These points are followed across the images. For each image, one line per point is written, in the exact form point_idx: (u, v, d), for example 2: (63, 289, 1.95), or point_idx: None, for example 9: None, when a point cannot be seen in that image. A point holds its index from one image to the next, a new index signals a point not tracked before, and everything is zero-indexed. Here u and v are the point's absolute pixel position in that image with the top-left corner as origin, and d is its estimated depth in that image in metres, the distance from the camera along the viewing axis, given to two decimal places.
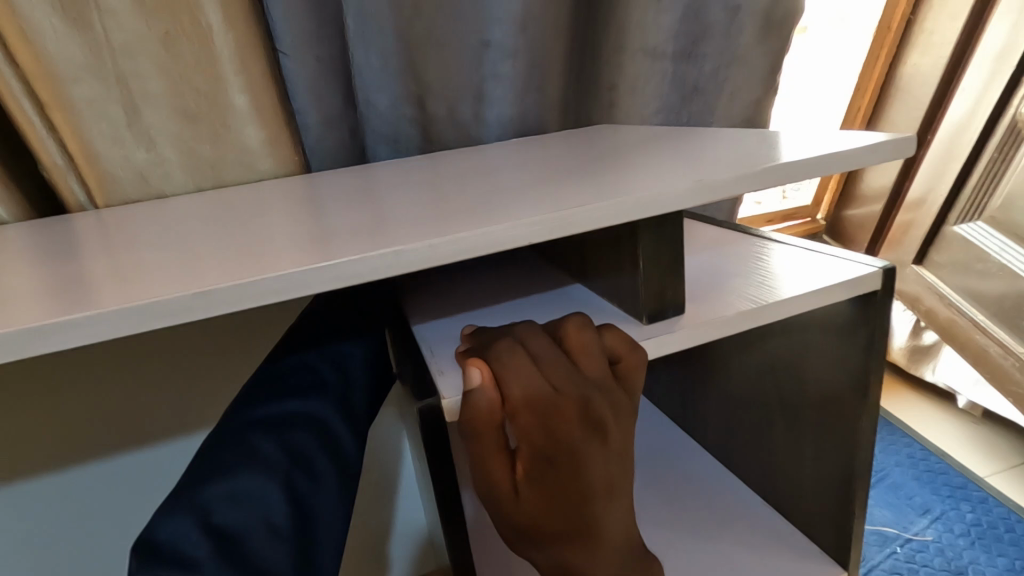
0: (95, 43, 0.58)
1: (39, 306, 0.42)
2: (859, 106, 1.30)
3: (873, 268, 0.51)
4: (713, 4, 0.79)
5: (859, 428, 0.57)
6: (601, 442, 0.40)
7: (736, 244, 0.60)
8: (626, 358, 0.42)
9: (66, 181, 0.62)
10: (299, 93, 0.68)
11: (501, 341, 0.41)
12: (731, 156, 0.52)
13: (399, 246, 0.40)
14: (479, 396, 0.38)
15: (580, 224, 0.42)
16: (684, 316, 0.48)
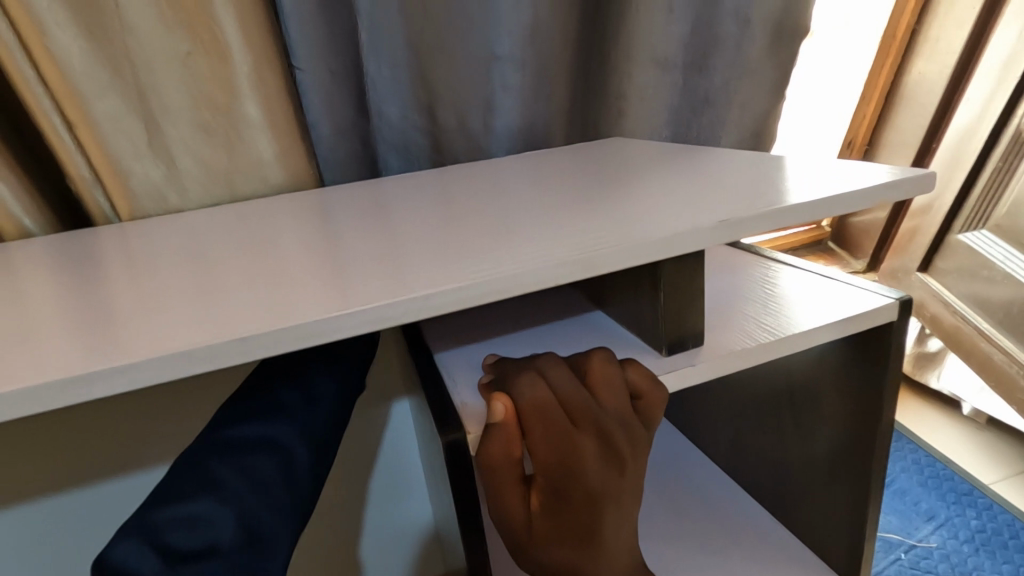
0: (118, 59, 0.59)
1: (70, 323, 0.43)
2: (864, 114, 1.29)
3: (890, 299, 0.52)
4: (724, 17, 0.80)
5: (874, 451, 0.58)
6: (617, 475, 0.41)
7: (750, 269, 0.61)
8: (648, 395, 0.44)
9: (90, 194, 0.64)
10: (312, 105, 0.69)
11: (525, 373, 0.42)
12: (746, 183, 0.52)
13: (429, 292, 0.41)
14: (501, 427, 0.40)
15: (604, 263, 0.44)
16: (703, 347, 0.49)
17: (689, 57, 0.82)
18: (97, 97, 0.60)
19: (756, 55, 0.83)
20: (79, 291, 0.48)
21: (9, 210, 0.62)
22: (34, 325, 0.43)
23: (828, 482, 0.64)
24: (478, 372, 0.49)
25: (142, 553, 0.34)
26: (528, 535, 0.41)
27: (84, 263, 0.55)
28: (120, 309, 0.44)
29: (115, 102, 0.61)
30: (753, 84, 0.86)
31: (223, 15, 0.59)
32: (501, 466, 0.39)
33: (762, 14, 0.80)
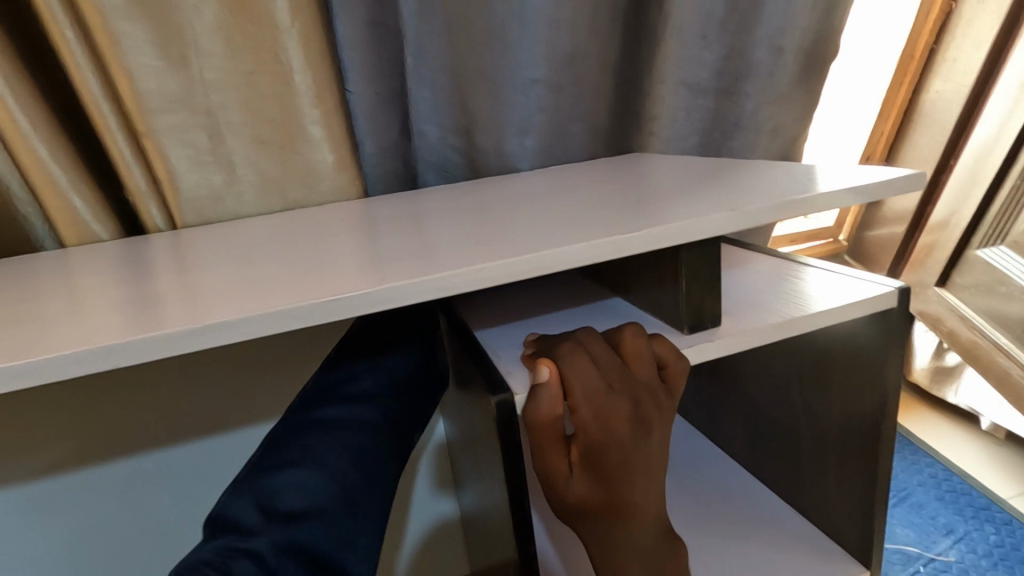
0: (187, 79, 0.65)
1: (137, 320, 0.47)
2: (881, 131, 1.32)
3: (891, 287, 0.55)
4: (757, 48, 0.85)
5: (883, 430, 0.60)
6: (644, 433, 0.45)
7: (764, 266, 0.64)
8: (672, 366, 0.47)
9: (147, 206, 0.69)
10: (360, 123, 0.75)
11: (565, 344, 0.46)
12: (764, 187, 0.58)
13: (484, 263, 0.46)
14: (546, 389, 0.43)
15: (635, 246, 0.48)
16: (719, 327, 0.52)
17: (720, 83, 0.88)
18: (165, 113, 0.65)
19: (785, 81, 0.87)
20: (150, 290, 0.53)
21: (75, 217, 0.68)
22: (112, 319, 0.48)
23: (840, 464, 0.66)
24: (515, 346, 0.53)
25: (249, 511, 0.43)
26: (569, 490, 0.45)
27: (151, 265, 0.60)
28: (194, 303, 0.49)
29: (180, 117, 0.66)
30: (783, 108, 0.89)
31: (287, 40, 0.66)
32: (545, 424, 0.43)
33: (793, 42, 0.84)
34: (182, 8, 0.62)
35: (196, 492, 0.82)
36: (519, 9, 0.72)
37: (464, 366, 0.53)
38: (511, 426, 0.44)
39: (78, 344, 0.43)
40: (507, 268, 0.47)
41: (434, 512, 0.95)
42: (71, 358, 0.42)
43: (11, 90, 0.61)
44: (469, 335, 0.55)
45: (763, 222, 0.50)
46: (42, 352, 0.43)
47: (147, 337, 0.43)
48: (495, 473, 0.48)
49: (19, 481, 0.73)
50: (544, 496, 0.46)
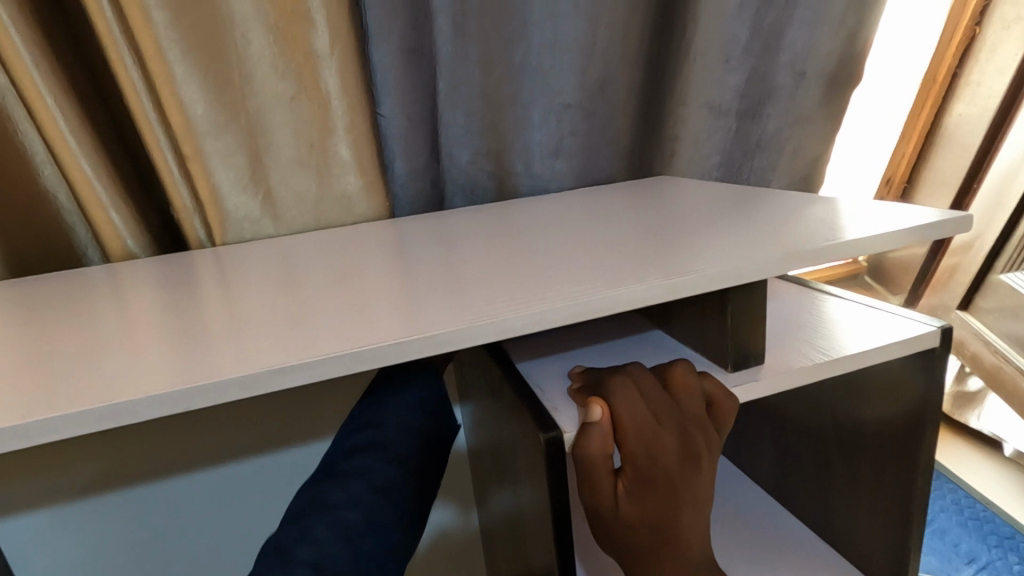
0: (234, 103, 0.67)
1: (176, 344, 0.48)
2: (903, 154, 1.31)
3: (933, 327, 0.56)
4: (779, 71, 0.86)
5: (919, 465, 0.60)
6: (692, 469, 0.46)
7: (800, 299, 0.64)
8: (720, 402, 0.48)
9: (191, 221, 0.71)
10: (393, 149, 0.77)
11: (615, 377, 0.47)
12: (799, 221, 0.58)
13: (542, 308, 0.46)
14: (598, 423, 0.44)
15: (684, 289, 0.48)
16: (764, 365, 0.53)
17: (745, 106, 0.88)
18: (212, 138, 0.67)
19: (809, 103, 0.89)
20: (191, 308, 0.54)
21: (120, 233, 0.70)
22: (156, 338, 0.49)
23: (874, 488, 0.66)
24: (562, 380, 0.54)
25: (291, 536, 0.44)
26: (613, 519, 0.46)
27: (192, 284, 0.61)
28: (227, 326, 0.50)
29: (226, 142, 0.68)
30: (804, 130, 0.91)
31: (326, 69, 0.68)
32: (597, 459, 0.44)
33: (815, 67, 0.86)
34: (234, 37, 0.65)
35: (225, 502, 0.83)
36: (551, 37, 0.75)
37: (509, 401, 0.53)
38: (561, 461, 0.45)
39: (121, 368, 0.44)
40: (565, 310, 0.46)
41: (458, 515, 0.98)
42: (126, 379, 0.43)
43: (63, 112, 0.63)
44: (513, 369, 0.55)
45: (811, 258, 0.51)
46: (94, 376, 0.44)
47: (190, 368, 0.44)
48: (542, 503, 0.48)
49: (60, 485, 0.76)
50: (588, 523, 0.48)
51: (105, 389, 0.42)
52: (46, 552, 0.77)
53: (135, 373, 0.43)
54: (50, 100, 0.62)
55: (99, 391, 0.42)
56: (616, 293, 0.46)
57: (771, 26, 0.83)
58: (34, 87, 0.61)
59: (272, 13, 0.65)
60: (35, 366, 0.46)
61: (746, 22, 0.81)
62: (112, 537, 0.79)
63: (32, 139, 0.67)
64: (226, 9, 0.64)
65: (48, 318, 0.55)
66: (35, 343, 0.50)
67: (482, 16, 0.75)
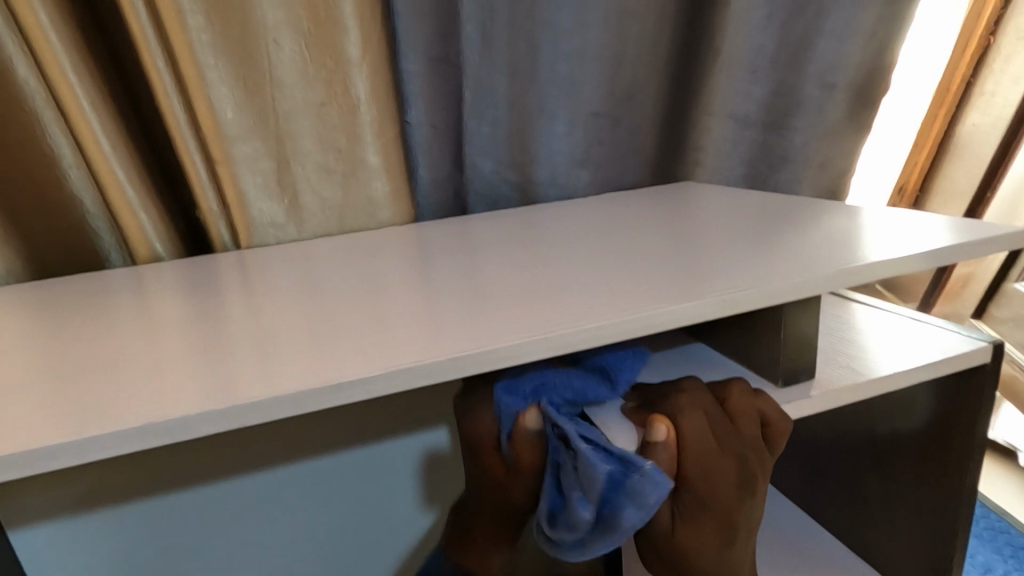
0: (264, 109, 0.67)
1: (202, 353, 0.47)
2: (917, 161, 1.28)
3: (981, 342, 0.56)
4: (807, 83, 0.85)
5: (964, 477, 0.60)
6: (747, 494, 0.46)
7: (844, 314, 0.63)
8: (776, 425, 0.47)
9: (216, 226, 0.71)
10: (421, 156, 0.78)
11: (678, 396, 0.47)
12: (847, 232, 0.57)
13: (596, 323, 0.45)
14: (660, 445, 0.44)
15: (742, 304, 0.47)
16: (815, 380, 0.53)
17: (770, 117, 0.88)
18: (241, 142, 0.67)
19: (836, 116, 0.87)
20: (222, 314, 0.54)
21: (146, 236, 0.69)
22: (189, 345, 0.48)
23: (914, 501, 0.66)
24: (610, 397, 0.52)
25: None
26: (668, 539, 0.46)
27: (219, 291, 0.59)
28: (250, 334, 0.49)
29: (255, 146, 0.68)
30: (833, 143, 0.90)
31: (357, 75, 0.68)
32: (659, 477, 0.44)
33: (846, 79, 0.85)
34: (265, 43, 0.65)
35: (240, 508, 0.83)
36: (578, 46, 0.76)
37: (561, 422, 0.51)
38: None
39: (147, 381, 0.43)
40: (620, 324, 0.45)
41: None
42: (160, 392, 0.42)
43: (98, 116, 0.64)
44: None
45: (872, 277, 0.50)
46: (121, 388, 0.42)
47: (221, 375, 0.43)
48: None
49: (79, 488, 0.75)
50: (639, 539, 0.48)
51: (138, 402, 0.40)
52: (63, 557, 0.77)
53: (169, 382, 0.42)
54: (85, 102, 0.62)
55: (131, 405, 0.40)
56: (676, 307, 0.45)
57: (800, 37, 0.84)
58: (69, 90, 0.62)
59: (304, 20, 0.65)
60: (66, 370, 0.46)
61: (771, 33, 0.82)
62: (129, 541, 0.79)
63: (58, 142, 0.66)
64: (259, 16, 0.64)
65: (76, 321, 0.55)
66: (66, 347, 0.50)
67: (511, 24, 0.75)
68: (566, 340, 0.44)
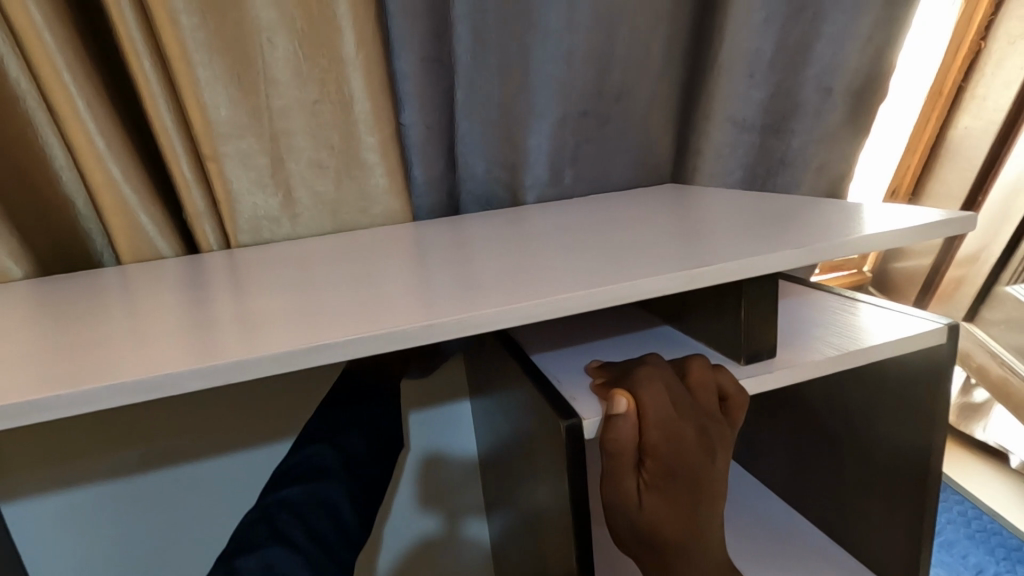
0: (258, 108, 0.69)
1: (185, 346, 0.48)
2: (909, 165, 1.32)
3: (940, 324, 0.57)
4: (807, 87, 0.88)
5: (930, 460, 0.61)
6: (709, 461, 0.47)
7: (816, 301, 0.65)
8: (734, 397, 0.49)
9: (201, 226, 0.72)
10: (415, 158, 0.79)
11: (640, 370, 0.47)
12: (818, 223, 0.60)
13: (564, 294, 0.48)
14: (623, 416, 0.44)
15: (702, 279, 0.50)
16: (776, 358, 0.54)
17: (769, 120, 0.90)
18: (230, 140, 0.69)
19: (836, 121, 0.90)
20: (207, 313, 0.55)
21: (138, 236, 0.71)
22: (173, 339, 0.49)
23: (886, 487, 0.67)
24: (578, 373, 0.54)
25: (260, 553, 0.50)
26: (636, 511, 0.46)
27: (208, 289, 0.61)
28: (241, 330, 0.51)
29: (248, 144, 0.70)
30: (830, 147, 0.92)
31: (351, 75, 0.70)
32: (624, 449, 0.45)
33: (842, 83, 0.88)
34: (259, 42, 0.67)
35: (233, 499, 0.84)
36: (569, 47, 0.77)
37: (527, 393, 0.53)
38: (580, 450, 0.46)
39: (134, 369, 0.45)
40: (586, 297, 0.48)
41: (448, 526, 0.99)
42: (146, 379, 0.43)
43: (92, 117, 0.65)
44: (530, 360, 0.55)
45: (828, 257, 0.52)
46: (105, 377, 0.44)
47: (208, 364, 0.44)
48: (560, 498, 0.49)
49: (76, 476, 0.77)
50: (607, 516, 0.48)
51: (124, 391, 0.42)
52: (57, 545, 0.78)
53: (154, 368, 0.44)
54: (79, 104, 0.65)
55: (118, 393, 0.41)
56: (639, 280, 0.48)
57: (798, 42, 0.85)
58: (65, 94, 0.64)
59: (299, 20, 0.67)
60: (54, 362, 0.47)
61: (771, 36, 0.83)
62: (123, 530, 0.80)
63: (51, 145, 0.69)
64: (253, 16, 0.66)
65: (69, 315, 0.56)
66: (55, 339, 0.51)
67: (504, 26, 0.76)
68: (530, 309, 0.47)
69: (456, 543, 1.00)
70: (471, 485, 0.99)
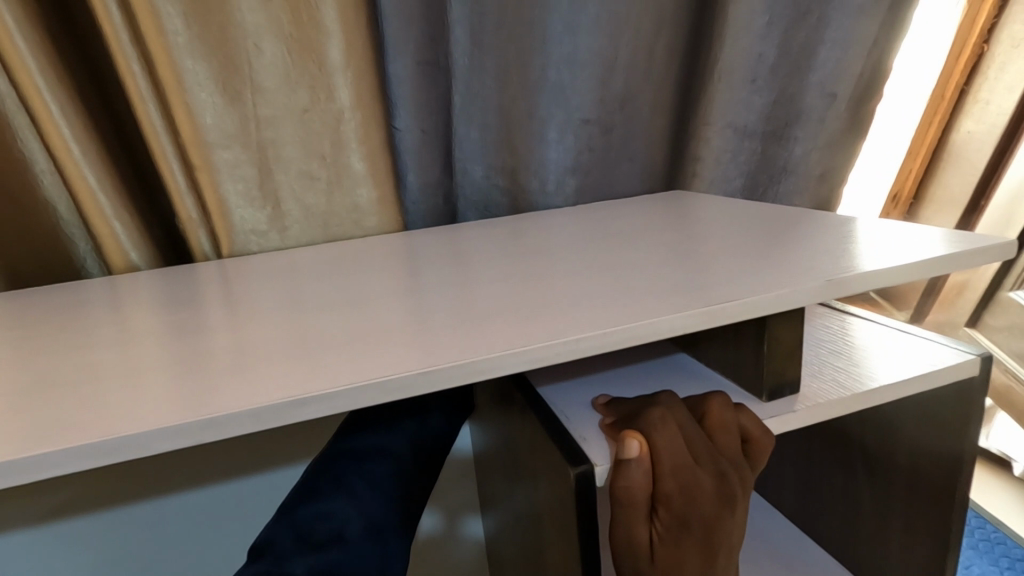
0: (245, 115, 0.66)
1: (168, 367, 0.45)
2: (909, 169, 1.29)
3: (971, 355, 0.55)
4: (808, 93, 0.85)
5: (957, 492, 0.59)
6: (730, 511, 0.44)
7: (838, 329, 0.62)
8: (757, 439, 0.46)
9: (195, 234, 0.69)
10: (408, 166, 0.76)
11: (653, 410, 0.45)
12: (842, 243, 0.56)
13: (576, 335, 0.43)
14: (634, 462, 0.42)
15: (726, 316, 0.45)
16: (799, 395, 0.51)
17: (771, 126, 0.87)
18: (221, 148, 0.66)
19: (836, 127, 0.88)
20: (197, 325, 0.52)
21: (122, 244, 0.68)
22: (158, 358, 0.46)
23: (906, 515, 0.65)
24: (589, 410, 0.51)
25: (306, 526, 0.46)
26: (647, 560, 0.44)
27: (194, 303, 0.58)
28: (231, 346, 0.47)
29: (236, 152, 0.67)
30: (832, 154, 0.90)
31: (342, 80, 0.67)
32: (636, 495, 0.42)
33: (845, 89, 0.85)
34: (246, 48, 0.64)
35: (223, 520, 0.81)
36: (569, 51, 0.75)
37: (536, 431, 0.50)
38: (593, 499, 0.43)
39: (111, 395, 0.41)
40: (601, 337, 0.43)
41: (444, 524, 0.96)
42: (119, 409, 0.40)
43: (70, 123, 0.62)
44: (538, 394, 0.52)
45: (860, 291, 0.48)
46: (82, 403, 0.41)
47: (191, 389, 0.41)
48: (564, 542, 0.46)
49: (54, 499, 0.73)
50: (619, 565, 0.45)
51: (96, 422, 0.38)
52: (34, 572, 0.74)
53: (133, 395, 0.41)
54: (55, 108, 0.61)
55: (89, 425, 0.38)
56: (658, 319, 0.44)
57: (801, 45, 0.83)
58: (40, 96, 0.60)
59: (287, 25, 0.64)
60: (23, 385, 0.44)
61: (772, 42, 0.81)
62: (104, 553, 0.76)
63: (31, 147, 0.65)
64: (238, 19, 0.63)
65: (43, 334, 0.53)
66: (28, 359, 0.48)
67: (501, 31, 0.75)
68: (546, 350, 0.42)
69: (453, 546, 0.97)
70: (468, 483, 0.96)
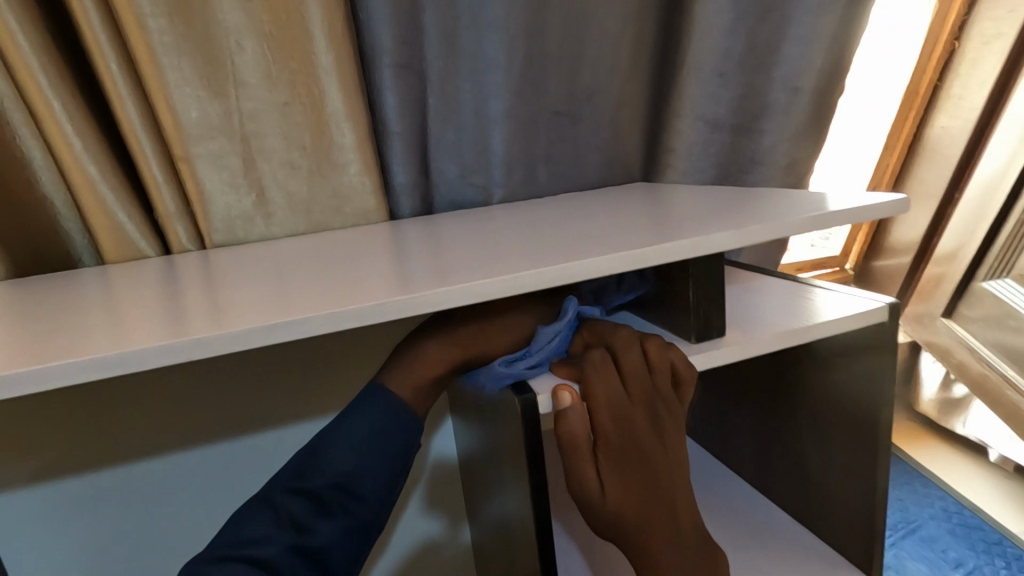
0: (228, 108, 0.69)
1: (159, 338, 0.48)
2: (887, 164, 1.33)
3: (882, 299, 0.60)
4: (775, 87, 0.89)
5: (878, 430, 0.62)
6: (661, 442, 0.50)
7: (763, 284, 0.69)
8: (686, 377, 0.51)
9: (172, 227, 0.71)
10: (387, 157, 0.79)
11: (590, 359, 0.50)
12: (769, 209, 0.62)
13: (516, 273, 0.50)
14: (569, 408, 0.48)
15: (650, 257, 0.52)
16: (725, 337, 0.56)
17: (738, 120, 0.91)
18: (204, 141, 0.69)
19: (801, 120, 0.91)
20: (179, 308, 0.55)
21: (113, 235, 0.71)
22: (149, 331, 0.50)
23: (839, 462, 0.68)
24: None
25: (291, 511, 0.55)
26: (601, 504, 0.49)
27: (178, 288, 0.61)
28: (213, 321, 0.51)
29: (220, 144, 0.70)
30: (798, 146, 0.93)
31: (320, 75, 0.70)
32: (577, 437, 0.48)
33: (809, 83, 0.88)
34: (228, 45, 0.67)
35: (219, 496, 0.84)
36: None
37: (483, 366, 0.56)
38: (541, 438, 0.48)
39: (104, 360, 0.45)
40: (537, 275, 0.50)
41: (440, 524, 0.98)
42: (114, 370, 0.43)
43: (68, 116, 0.65)
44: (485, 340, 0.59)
45: (768, 238, 0.54)
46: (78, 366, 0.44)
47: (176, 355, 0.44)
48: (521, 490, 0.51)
49: (58, 474, 0.77)
50: (581, 512, 0.50)
51: None
52: (39, 546, 0.78)
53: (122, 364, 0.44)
54: (56, 104, 0.64)
55: None
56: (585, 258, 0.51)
57: (765, 42, 0.87)
58: (40, 92, 0.63)
59: (267, 23, 0.67)
60: (27, 353, 0.47)
61: (738, 38, 0.85)
62: (105, 529, 0.80)
63: (26, 144, 0.67)
64: (220, 19, 0.66)
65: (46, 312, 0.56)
66: (29, 334, 0.51)
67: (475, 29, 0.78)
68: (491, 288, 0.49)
69: (439, 544, 0.98)
70: (454, 483, 0.97)
